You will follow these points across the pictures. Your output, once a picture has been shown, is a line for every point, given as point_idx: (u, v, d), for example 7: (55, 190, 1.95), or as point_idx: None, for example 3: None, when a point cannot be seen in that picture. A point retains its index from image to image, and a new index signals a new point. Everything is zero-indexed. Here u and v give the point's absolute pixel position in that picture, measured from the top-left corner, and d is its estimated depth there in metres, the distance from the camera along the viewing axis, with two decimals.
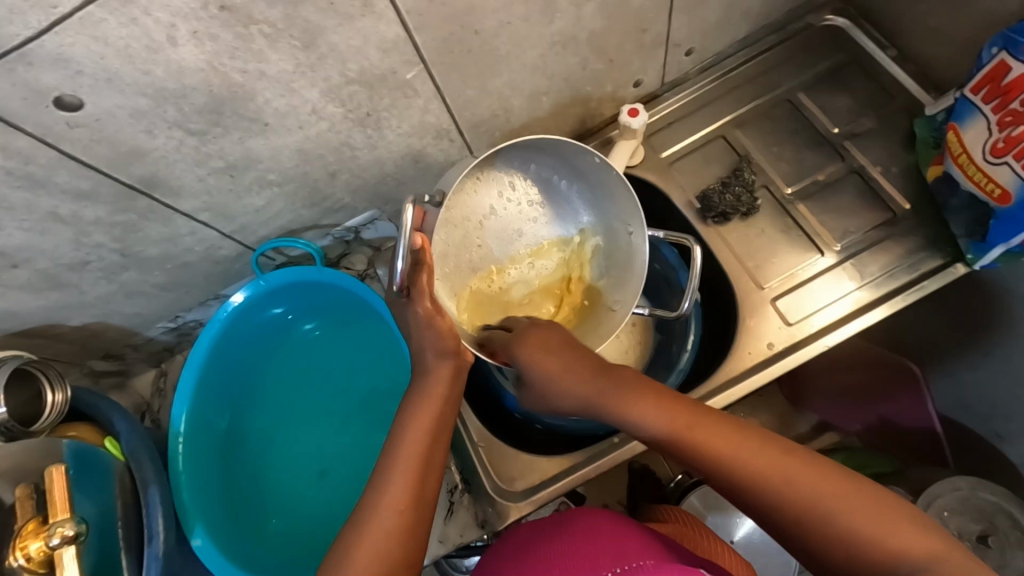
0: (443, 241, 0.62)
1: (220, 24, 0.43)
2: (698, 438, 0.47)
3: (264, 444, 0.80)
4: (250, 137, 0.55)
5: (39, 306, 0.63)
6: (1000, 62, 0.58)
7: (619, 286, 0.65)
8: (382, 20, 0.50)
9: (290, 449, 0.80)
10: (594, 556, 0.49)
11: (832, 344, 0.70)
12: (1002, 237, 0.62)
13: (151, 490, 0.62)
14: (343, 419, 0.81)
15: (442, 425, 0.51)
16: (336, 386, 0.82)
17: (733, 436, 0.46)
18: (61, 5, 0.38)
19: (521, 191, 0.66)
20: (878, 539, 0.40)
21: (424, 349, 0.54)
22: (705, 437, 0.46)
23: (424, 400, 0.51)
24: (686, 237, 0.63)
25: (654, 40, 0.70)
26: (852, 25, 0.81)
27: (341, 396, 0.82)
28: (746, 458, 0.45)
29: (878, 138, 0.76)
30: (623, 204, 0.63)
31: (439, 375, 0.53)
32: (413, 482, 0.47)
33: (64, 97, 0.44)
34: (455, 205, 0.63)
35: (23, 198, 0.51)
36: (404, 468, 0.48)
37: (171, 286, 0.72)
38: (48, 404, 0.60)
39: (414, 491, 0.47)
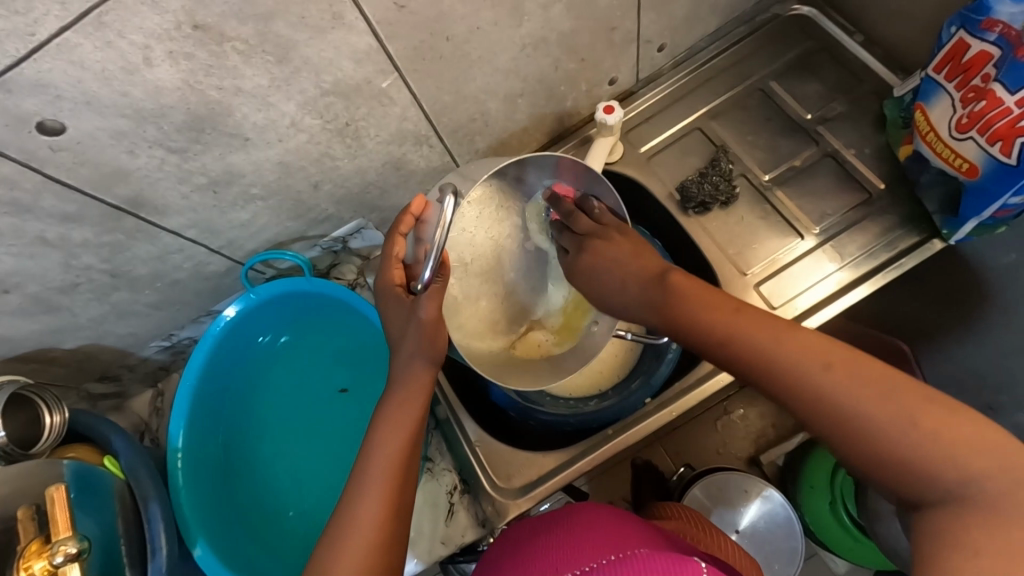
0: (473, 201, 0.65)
1: (194, 43, 0.45)
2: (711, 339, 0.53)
3: (263, 444, 0.81)
4: (230, 153, 0.56)
5: (32, 331, 0.64)
6: (959, 40, 0.60)
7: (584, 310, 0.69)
8: (353, 31, 0.51)
9: (287, 448, 0.81)
10: (591, 548, 0.50)
11: (817, 325, 0.72)
12: (974, 210, 0.64)
13: (152, 507, 0.63)
14: (334, 410, 0.82)
15: (416, 438, 0.53)
16: (327, 379, 0.84)
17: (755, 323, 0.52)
18: (38, 33, 0.39)
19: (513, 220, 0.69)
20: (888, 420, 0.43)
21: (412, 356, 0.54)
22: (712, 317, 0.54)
23: (397, 409, 0.53)
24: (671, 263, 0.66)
25: (624, 38, 0.72)
26: (818, 13, 0.82)
27: (331, 381, 0.84)
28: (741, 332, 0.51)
29: (850, 122, 0.78)
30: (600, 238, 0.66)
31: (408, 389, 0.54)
32: (389, 495, 0.49)
33: (46, 122, 0.45)
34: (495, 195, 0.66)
35: (9, 223, 0.52)
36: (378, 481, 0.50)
37: (162, 305, 0.72)
38: (46, 426, 0.62)
39: (390, 505, 0.49)
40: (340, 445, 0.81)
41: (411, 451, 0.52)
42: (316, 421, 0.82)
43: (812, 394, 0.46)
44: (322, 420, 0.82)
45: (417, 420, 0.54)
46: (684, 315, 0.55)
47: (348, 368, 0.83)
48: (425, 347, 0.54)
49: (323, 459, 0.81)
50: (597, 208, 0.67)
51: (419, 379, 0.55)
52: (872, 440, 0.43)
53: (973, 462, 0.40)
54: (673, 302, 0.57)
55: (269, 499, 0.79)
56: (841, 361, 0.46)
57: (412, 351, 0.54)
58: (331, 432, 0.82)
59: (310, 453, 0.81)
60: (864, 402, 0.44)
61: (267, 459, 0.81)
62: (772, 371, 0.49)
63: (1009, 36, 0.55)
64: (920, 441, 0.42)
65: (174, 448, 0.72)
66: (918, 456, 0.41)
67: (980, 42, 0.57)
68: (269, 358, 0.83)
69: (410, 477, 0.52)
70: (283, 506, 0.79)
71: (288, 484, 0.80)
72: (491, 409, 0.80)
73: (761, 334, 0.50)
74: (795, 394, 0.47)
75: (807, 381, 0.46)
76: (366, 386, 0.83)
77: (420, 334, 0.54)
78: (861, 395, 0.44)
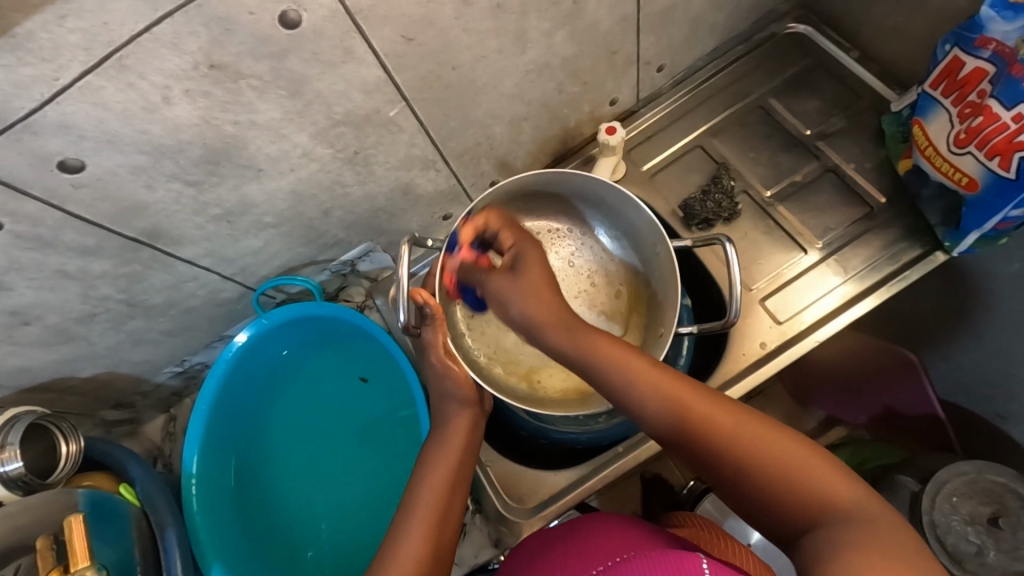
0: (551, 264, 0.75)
1: (211, 81, 0.46)
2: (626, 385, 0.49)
3: (279, 470, 0.82)
4: (245, 183, 0.57)
5: (50, 361, 0.65)
6: (954, 58, 0.61)
7: (665, 284, 0.69)
8: (363, 64, 0.53)
9: (303, 468, 0.82)
10: (598, 555, 0.50)
11: (823, 338, 0.72)
12: (975, 223, 0.64)
13: (168, 533, 0.64)
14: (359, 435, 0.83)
15: (462, 474, 0.54)
16: (341, 402, 0.84)
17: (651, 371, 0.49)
18: (63, 78, 0.41)
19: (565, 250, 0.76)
20: (794, 482, 0.42)
21: (449, 400, 0.59)
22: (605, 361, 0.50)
23: (442, 446, 0.55)
24: (713, 237, 0.63)
25: (624, 60, 0.73)
26: (814, 31, 0.84)
27: (360, 407, 0.84)
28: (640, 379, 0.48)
29: (850, 137, 0.79)
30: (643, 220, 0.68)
31: (457, 424, 0.57)
32: (431, 529, 0.49)
33: (70, 161, 0.46)
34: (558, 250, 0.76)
35: (32, 258, 0.53)
36: (423, 510, 0.50)
37: (176, 331, 0.73)
38: (64, 454, 0.63)
39: (432, 535, 0.49)
40: (364, 469, 0.82)
41: (455, 489, 0.52)
42: (336, 449, 0.83)
43: (717, 432, 0.45)
44: (340, 443, 0.83)
45: (464, 458, 0.54)
46: (587, 355, 0.51)
47: (359, 392, 0.84)
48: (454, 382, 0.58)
49: (339, 478, 0.82)
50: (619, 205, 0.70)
51: (459, 418, 0.57)
52: (763, 487, 0.42)
53: (836, 496, 0.41)
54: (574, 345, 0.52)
55: (288, 528, 0.79)
56: (727, 416, 0.45)
57: (447, 395, 0.59)
58: (347, 457, 0.82)
59: (322, 471, 0.82)
60: (759, 448, 0.43)
61: (283, 484, 0.81)
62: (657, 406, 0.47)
63: (1003, 53, 0.57)
64: (799, 479, 0.42)
65: (189, 474, 0.73)
66: (788, 484, 0.42)
67: (974, 59, 0.59)
68: (284, 381, 0.84)
69: (453, 514, 0.51)
70: (296, 532, 0.79)
71: (305, 507, 0.80)
72: (500, 427, 0.80)
73: (643, 376, 0.48)
74: (711, 441, 0.45)
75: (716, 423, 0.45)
76: (382, 408, 0.83)
77: (442, 376, 0.59)
78: (763, 440, 0.44)
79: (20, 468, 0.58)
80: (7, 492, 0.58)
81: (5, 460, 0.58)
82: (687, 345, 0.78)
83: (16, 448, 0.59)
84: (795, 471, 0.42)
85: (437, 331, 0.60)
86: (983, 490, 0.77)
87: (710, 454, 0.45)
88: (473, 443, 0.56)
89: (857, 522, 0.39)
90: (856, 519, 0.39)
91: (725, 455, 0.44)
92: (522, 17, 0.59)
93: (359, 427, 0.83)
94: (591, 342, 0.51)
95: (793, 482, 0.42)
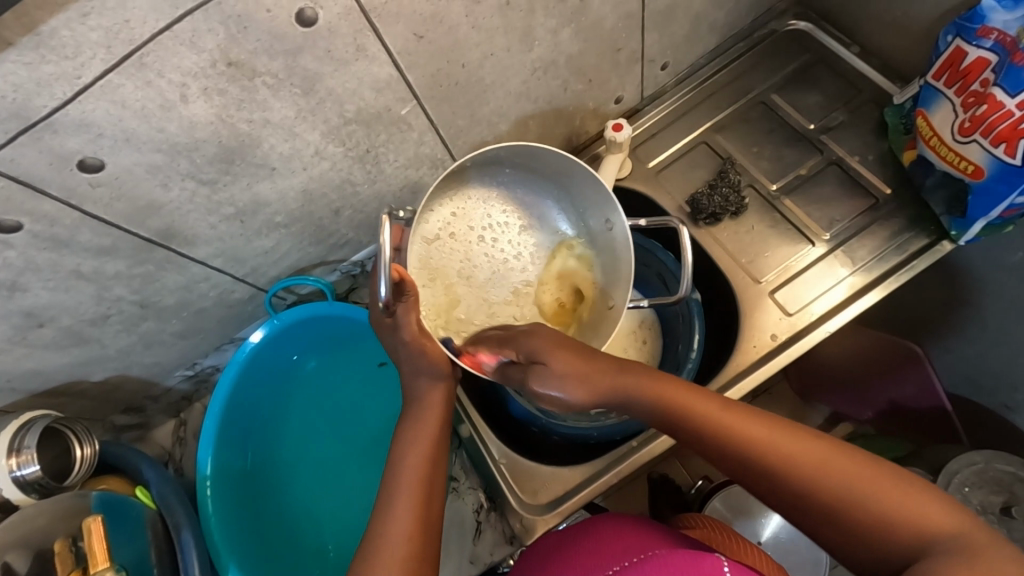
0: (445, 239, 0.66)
1: (227, 79, 0.47)
2: (703, 421, 0.48)
3: (278, 459, 0.82)
4: (258, 182, 0.58)
5: (62, 364, 0.65)
6: (956, 48, 0.62)
7: (613, 275, 0.65)
8: (375, 62, 0.53)
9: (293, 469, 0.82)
10: (616, 552, 0.50)
11: (833, 329, 0.73)
12: (981, 211, 0.65)
13: (183, 534, 0.64)
14: (367, 418, 0.85)
15: (439, 448, 0.53)
16: (325, 402, 0.85)
17: (720, 407, 0.49)
18: (84, 76, 0.41)
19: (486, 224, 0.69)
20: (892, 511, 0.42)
21: (419, 374, 0.56)
22: (673, 399, 0.50)
23: (419, 422, 0.54)
24: (669, 220, 0.62)
25: (629, 58, 0.74)
26: (814, 27, 0.85)
27: (346, 389, 0.85)
28: (712, 419, 0.48)
29: (853, 130, 0.80)
30: (599, 200, 0.64)
31: (432, 400, 0.55)
32: (417, 509, 0.48)
33: (87, 160, 0.47)
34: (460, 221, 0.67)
35: (48, 258, 0.53)
36: (404, 491, 0.49)
37: (188, 333, 0.74)
38: (77, 458, 0.63)
39: (420, 519, 0.48)
40: (357, 451, 0.84)
41: (433, 465, 0.51)
42: (321, 448, 0.84)
43: (795, 473, 0.45)
44: (327, 445, 0.84)
45: (438, 432, 0.54)
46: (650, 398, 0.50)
47: (345, 392, 0.85)
48: (428, 360, 0.55)
49: (327, 473, 0.83)
50: (573, 182, 0.66)
51: (432, 394, 0.55)
52: (861, 520, 0.43)
53: (934, 520, 0.41)
54: (627, 388, 0.51)
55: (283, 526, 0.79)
56: (805, 446, 0.46)
57: (418, 370, 0.56)
58: (339, 453, 0.84)
59: (313, 473, 0.83)
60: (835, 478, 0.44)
61: (277, 482, 0.81)
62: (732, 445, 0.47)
63: (1005, 42, 0.57)
64: (894, 509, 0.42)
65: (202, 476, 0.73)
66: (887, 515, 0.42)
67: (976, 49, 0.60)
68: (290, 382, 0.83)
69: (437, 489, 0.51)
70: (313, 523, 0.80)
71: (300, 506, 0.81)
72: (511, 425, 0.80)
73: (713, 413, 0.49)
74: (789, 482, 0.45)
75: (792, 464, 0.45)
76: (373, 401, 0.85)
77: (415, 355, 0.55)
78: (847, 471, 0.44)
79: (37, 471, 0.59)
80: (24, 495, 0.59)
81: (22, 463, 0.58)
82: (696, 339, 0.77)
83: (33, 451, 0.59)
84: (886, 507, 0.42)
85: (412, 310, 0.55)
86: (992, 479, 0.77)
87: (793, 496, 0.45)
88: (447, 416, 0.55)
89: (957, 544, 0.40)
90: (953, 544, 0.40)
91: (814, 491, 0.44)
92: (529, 14, 0.59)
93: (369, 412, 0.85)
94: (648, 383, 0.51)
95: (880, 517, 0.42)
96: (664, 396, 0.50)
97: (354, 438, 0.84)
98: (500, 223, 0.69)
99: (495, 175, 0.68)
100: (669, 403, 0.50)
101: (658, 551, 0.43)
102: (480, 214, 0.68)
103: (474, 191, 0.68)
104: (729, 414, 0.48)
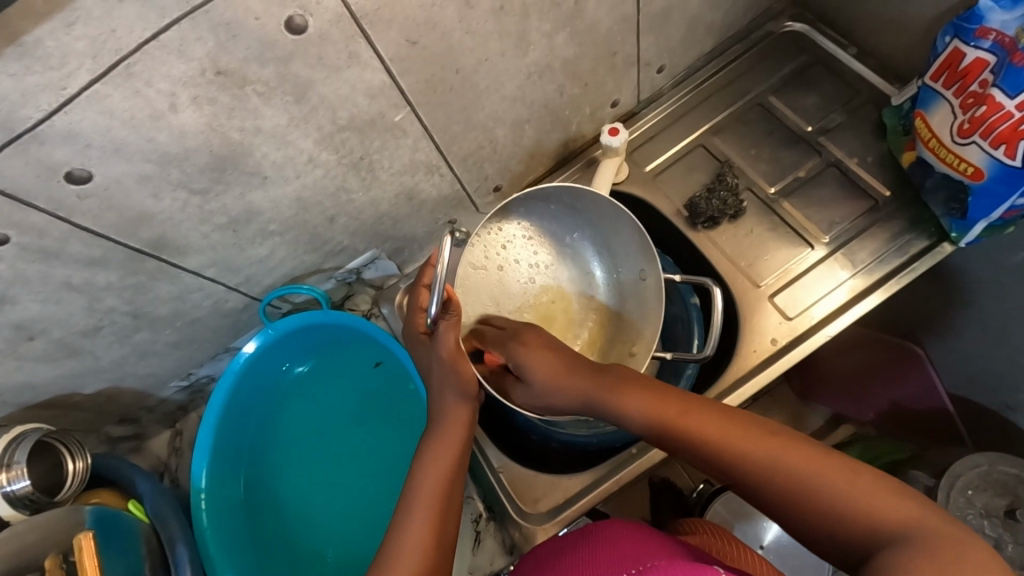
0: (482, 267, 0.71)
1: (217, 88, 0.46)
2: (676, 418, 0.49)
3: (294, 466, 0.81)
4: (250, 191, 0.57)
5: (54, 376, 0.64)
6: (955, 49, 0.61)
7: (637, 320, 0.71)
8: (367, 68, 0.52)
9: (308, 474, 0.81)
10: (616, 560, 0.49)
11: (834, 333, 0.72)
12: (982, 212, 0.64)
13: (178, 549, 0.63)
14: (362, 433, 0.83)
15: (461, 469, 0.52)
16: (344, 409, 0.83)
17: (686, 402, 0.50)
18: (70, 87, 0.41)
19: (522, 254, 0.73)
20: (852, 502, 0.40)
21: (446, 389, 0.55)
22: (685, 417, 0.49)
23: (439, 441, 0.53)
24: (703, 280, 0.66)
25: (624, 61, 0.74)
26: (810, 28, 0.84)
27: (364, 395, 0.84)
28: (679, 413, 0.49)
29: (851, 132, 0.80)
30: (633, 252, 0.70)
31: (456, 418, 0.54)
32: (431, 529, 0.48)
33: (75, 171, 0.46)
34: (495, 250, 0.72)
35: (38, 271, 0.52)
36: (422, 507, 0.49)
37: (182, 343, 0.73)
38: (69, 471, 0.63)
39: (433, 536, 0.48)
40: (375, 457, 0.81)
41: (452, 487, 0.51)
42: (338, 454, 0.82)
43: (752, 460, 0.45)
44: (348, 452, 0.82)
45: (460, 451, 0.53)
46: (609, 396, 0.53)
47: (365, 398, 0.84)
48: (459, 380, 0.54)
49: (341, 481, 0.81)
50: (615, 234, 0.70)
51: (457, 411, 0.54)
52: (823, 505, 0.41)
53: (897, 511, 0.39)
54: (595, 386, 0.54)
55: (294, 535, 0.78)
56: (759, 438, 0.45)
57: (445, 384, 0.55)
58: (357, 461, 0.82)
59: (329, 480, 0.81)
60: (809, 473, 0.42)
61: (291, 490, 0.80)
62: (690, 439, 0.48)
63: (1003, 42, 0.57)
64: (856, 501, 0.40)
65: (196, 488, 0.75)
66: (854, 508, 0.40)
67: (975, 50, 0.59)
68: (290, 391, 0.83)
69: (451, 516, 0.50)
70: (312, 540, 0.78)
71: (315, 512, 0.80)
72: (511, 432, 0.79)
73: (664, 406, 0.50)
74: (746, 469, 0.45)
75: (758, 460, 0.44)
76: (391, 409, 0.83)
77: (444, 368, 0.55)
78: (806, 462, 0.43)
79: (28, 486, 0.58)
80: (15, 510, 0.58)
81: (13, 479, 0.58)
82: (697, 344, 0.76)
83: (24, 466, 0.58)
84: (847, 497, 0.41)
85: (452, 329, 0.55)
86: (995, 482, 0.75)
87: (754, 484, 0.44)
88: (470, 436, 0.54)
89: (914, 538, 0.38)
90: (926, 540, 0.37)
91: (774, 482, 0.43)
92: (524, 19, 0.59)
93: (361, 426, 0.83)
94: (619, 384, 0.53)
95: (839, 509, 0.41)
96: (626, 391, 0.52)
97: (359, 445, 0.82)
98: (534, 254, 0.74)
99: (541, 207, 0.72)
100: (627, 399, 0.52)
101: (657, 563, 0.42)
102: (518, 245, 0.73)
103: (517, 223, 0.73)
104: (691, 406, 0.49)
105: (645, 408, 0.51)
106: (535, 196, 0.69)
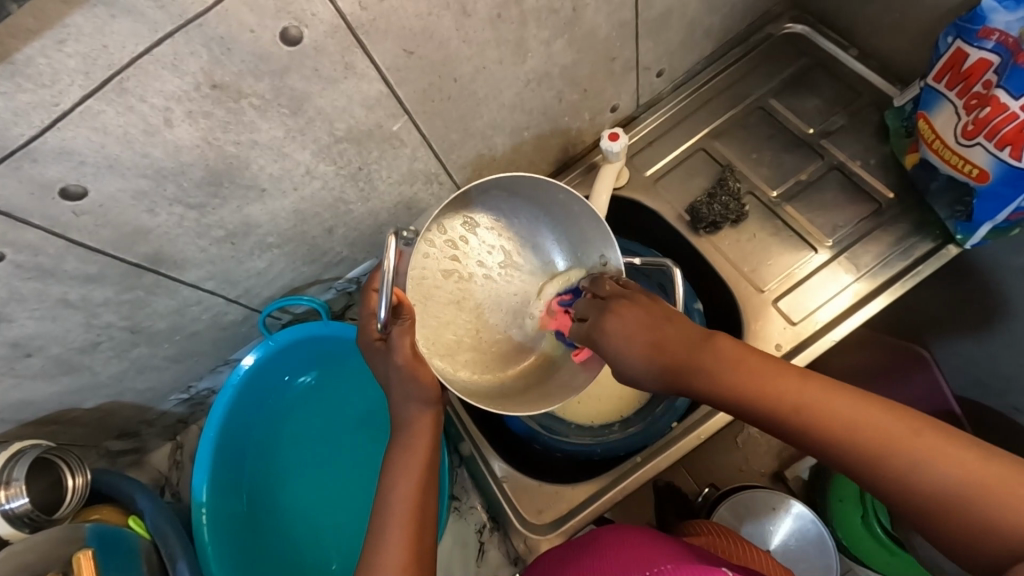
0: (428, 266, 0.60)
1: (212, 102, 0.46)
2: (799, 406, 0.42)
3: (290, 486, 0.81)
4: (248, 204, 0.57)
5: (52, 393, 0.64)
6: (957, 49, 0.61)
7: None
8: (364, 79, 0.52)
9: (303, 491, 0.81)
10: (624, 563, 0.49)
11: (839, 337, 0.71)
12: (987, 214, 0.64)
13: (180, 565, 0.63)
14: (352, 440, 0.83)
15: (431, 480, 0.51)
16: (331, 425, 0.83)
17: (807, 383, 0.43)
18: (62, 103, 0.40)
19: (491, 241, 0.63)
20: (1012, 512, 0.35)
21: (406, 399, 0.53)
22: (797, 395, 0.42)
23: (405, 452, 0.51)
24: (663, 261, 0.62)
25: (624, 66, 0.73)
26: (811, 30, 0.84)
27: (347, 407, 0.84)
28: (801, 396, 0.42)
29: (854, 135, 0.79)
30: (594, 236, 0.60)
31: (420, 425, 0.53)
32: (409, 541, 0.47)
33: (69, 187, 0.46)
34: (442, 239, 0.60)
35: (34, 288, 0.52)
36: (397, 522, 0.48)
37: (182, 357, 0.72)
38: (68, 488, 0.62)
39: (409, 552, 0.46)
40: (369, 467, 0.82)
41: (424, 495, 0.50)
42: (334, 466, 0.82)
43: (888, 458, 0.39)
44: (344, 464, 0.82)
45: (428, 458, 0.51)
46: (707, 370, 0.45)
47: (340, 413, 0.84)
48: (419, 387, 0.52)
49: (331, 494, 0.81)
50: (575, 220, 0.61)
51: (420, 421, 0.53)
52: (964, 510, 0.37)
53: None
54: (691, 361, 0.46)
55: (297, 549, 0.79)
56: (909, 429, 0.39)
57: (405, 396, 0.53)
58: (348, 475, 0.82)
59: (327, 494, 0.81)
60: (962, 488, 0.37)
61: (290, 508, 0.80)
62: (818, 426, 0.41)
63: (1007, 43, 0.56)
64: (1013, 510, 0.35)
65: (197, 504, 0.73)
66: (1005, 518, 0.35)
67: (978, 50, 0.58)
68: (288, 405, 0.82)
69: (427, 521, 0.49)
70: (312, 546, 0.79)
71: (315, 527, 0.80)
72: (512, 442, 0.79)
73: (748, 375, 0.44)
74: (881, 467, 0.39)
75: (898, 453, 0.39)
76: (370, 419, 0.84)
77: (403, 379, 0.52)
78: (952, 459, 0.37)
79: (27, 504, 0.58)
80: (15, 529, 0.57)
81: (12, 496, 0.57)
82: None
83: (22, 484, 0.58)
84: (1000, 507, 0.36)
85: (406, 334, 0.52)
86: None
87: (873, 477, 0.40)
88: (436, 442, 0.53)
89: None
90: None
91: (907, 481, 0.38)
92: (522, 26, 0.58)
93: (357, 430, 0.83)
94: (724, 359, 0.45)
95: (997, 519, 0.36)
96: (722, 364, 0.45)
97: (349, 457, 0.83)
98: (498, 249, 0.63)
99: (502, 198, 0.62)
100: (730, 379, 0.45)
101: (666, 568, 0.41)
102: (480, 242, 0.62)
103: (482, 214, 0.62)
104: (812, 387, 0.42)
105: (778, 390, 0.43)
106: (499, 183, 0.60)
